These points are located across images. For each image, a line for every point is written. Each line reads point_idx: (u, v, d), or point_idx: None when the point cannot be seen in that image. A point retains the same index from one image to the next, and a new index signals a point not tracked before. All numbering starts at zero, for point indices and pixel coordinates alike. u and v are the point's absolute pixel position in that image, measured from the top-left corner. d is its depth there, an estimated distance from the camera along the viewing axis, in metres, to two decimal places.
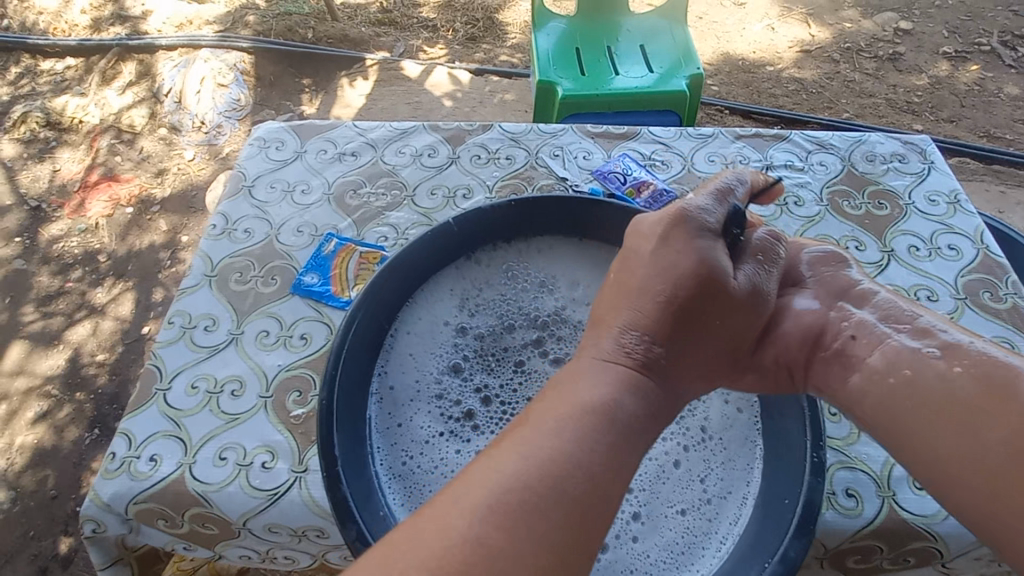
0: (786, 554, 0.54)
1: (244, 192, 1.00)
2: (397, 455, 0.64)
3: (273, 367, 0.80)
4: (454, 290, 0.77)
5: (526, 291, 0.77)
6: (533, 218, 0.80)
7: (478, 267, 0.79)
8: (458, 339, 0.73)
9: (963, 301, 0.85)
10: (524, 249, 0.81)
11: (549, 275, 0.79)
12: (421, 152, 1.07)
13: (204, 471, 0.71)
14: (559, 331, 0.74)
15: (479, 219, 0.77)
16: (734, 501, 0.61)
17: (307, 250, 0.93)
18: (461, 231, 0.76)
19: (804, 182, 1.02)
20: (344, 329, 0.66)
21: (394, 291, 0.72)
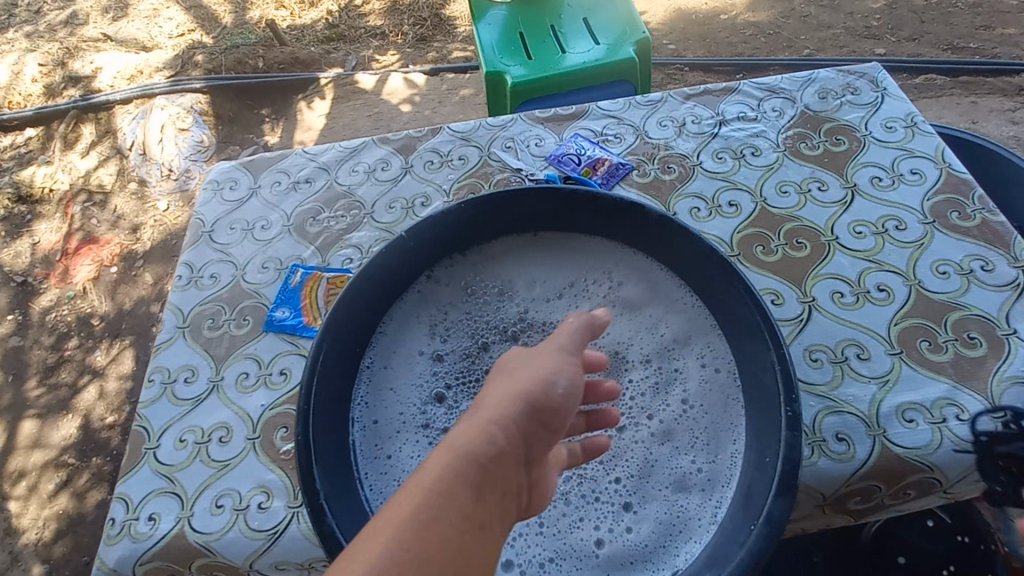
0: (771, 513, 0.53)
1: (204, 238, 1.00)
2: (391, 485, 0.64)
3: (257, 408, 0.80)
4: (422, 314, 0.77)
5: (492, 301, 0.78)
6: (484, 220, 0.79)
7: (443, 284, 0.79)
8: (435, 367, 0.73)
9: (931, 225, 0.84)
10: (480, 258, 0.81)
11: (508, 280, 0.79)
12: (374, 167, 1.06)
13: (203, 521, 0.71)
14: (530, 336, 0.74)
15: (431, 230, 0.77)
16: (723, 463, 0.61)
17: (275, 285, 0.92)
18: (416, 243, 0.76)
19: (759, 131, 1.00)
20: (310, 369, 0.66)
21: (354, 316, 0.71)
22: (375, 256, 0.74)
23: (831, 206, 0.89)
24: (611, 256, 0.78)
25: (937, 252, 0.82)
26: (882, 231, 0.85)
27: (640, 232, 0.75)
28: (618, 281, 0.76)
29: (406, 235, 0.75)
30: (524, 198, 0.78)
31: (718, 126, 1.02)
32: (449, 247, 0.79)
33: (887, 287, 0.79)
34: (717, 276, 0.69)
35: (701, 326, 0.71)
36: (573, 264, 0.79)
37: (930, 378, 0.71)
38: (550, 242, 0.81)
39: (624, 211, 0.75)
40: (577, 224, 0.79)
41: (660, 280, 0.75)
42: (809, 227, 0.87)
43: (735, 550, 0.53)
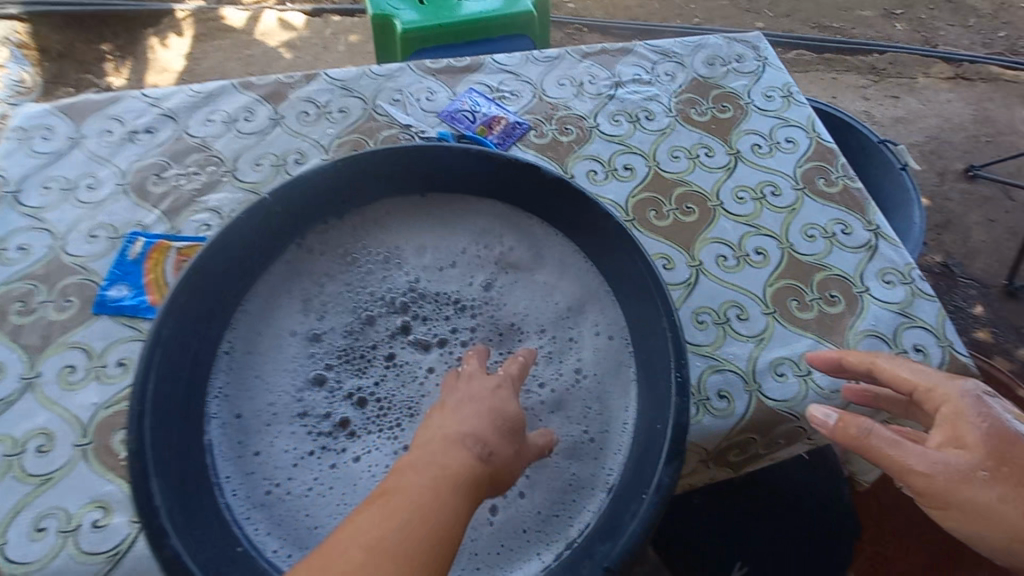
0: (660, 482, 0.52)
1: (8, 201, 0.80)
2: (256, 484, 0.57)
3: (89, 407, 0.66)
4: (294, 288, 0.68)
5: (377, 268, 0.70)
6: (362, 181, 0.69)
7: (316, 255, 0.69)
8: (312, 348, 0.65)
9: (802, 191, 0.90)
10: (359, 224, 0.72)
11: (393, 247, 0.72)
12: (236, 117, 0.91)
13: (19, 551, 0.58)
14: (420, 309, 0.68)
15: (301, 194, 0.66)
16: (618, 432, 0.61)
17: (107, 257, 0.76)
18: (282, 207, 0.65)
19: (653, 95, 1.00)
20: (143, 369, 0.53)
21: (203, 298, 0.60)
22: (227, 225, 0.62)
23: (717, 171, 0.91)
24: (504, 222, 0.73)
25: (806, 216, 0.87)
26: (760, 196, 0.88)
27: (534, 196, 0.71)
28: (516, 247, 0.72)
29: (270, 199, 0.64)
30: (411, 157, 0.69)
31: (614, 87, 1.00)
32: (322, 212, 0.70)
33: (764, 250, 0.83)
34: (613, 243, 0.67)
35: (598, 289, 0.69)
36: (465, 230, 0.73)
37: (799, 335, 0.76)
38: (441, 207, 0.74)
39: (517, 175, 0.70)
40: (468, 186, 0.73)
41: (555, 246, 0.72)
42: (697, 192, 0.88)
43: (628, 519, 0.52)
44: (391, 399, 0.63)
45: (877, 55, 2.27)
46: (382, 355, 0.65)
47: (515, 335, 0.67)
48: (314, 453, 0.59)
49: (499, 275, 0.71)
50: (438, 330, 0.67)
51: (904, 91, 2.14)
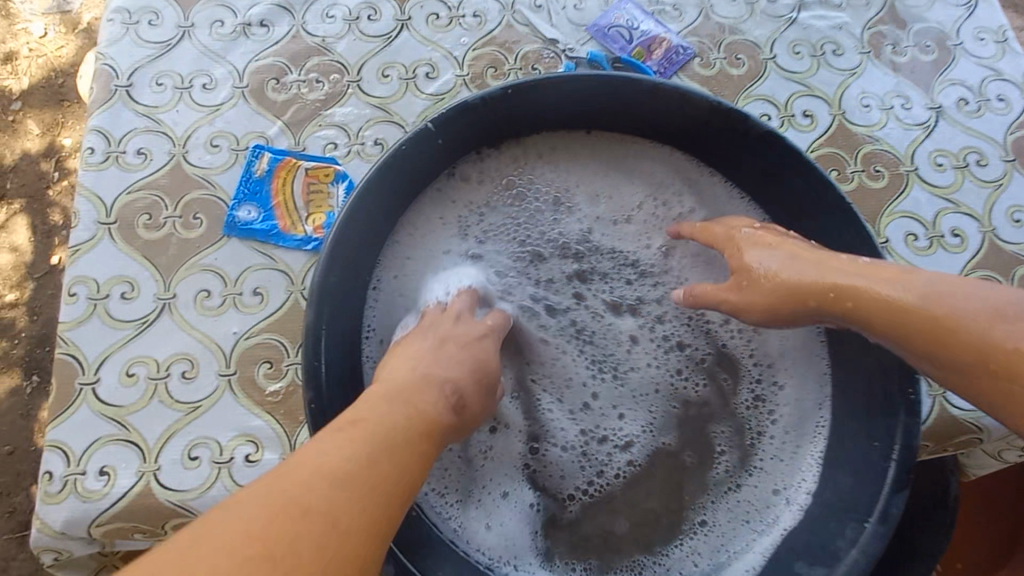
0: (887, 511, 0.46)
1: (121, 96, 0.72)
2: None
3: (229, 337, 0.63)
4: (448, 215, 0.61)
5: (531, 213, 0.63)
6: (528, 112, 0.57)
7: (464, 195, 0.61)
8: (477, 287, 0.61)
9: (1013, 164, 0.76)
10: (520, 155, 0.62)
11: (562, 187, 0.63)
12: (358, 14, 0.78)
13: (175, 476, 0.58)
14: (596, 263, 0.62)
15: (460, 125, 0.55)
16: (804, 444, 0.56)
17: (232, 172, 0.69)
18: (443, 137, 0.54)
19: (842, 23, 0.82)
20: (309, 336, 0.48)
21: (365, 235, 0.53)
22: (377, 162, 0.51)
23: (914, 128, 0.77)
24: (678, 174, 0.63)
25: (1015, 196, 0.74)
26: (962, 166, 0.75)
27: (733, 151, 0.58)
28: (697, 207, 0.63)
29: (432, 126, 0.53)
30: (594, 89, 0.55)
31: (798, 9, 0.82)
32: (480, 140, 0.59)
33: (962, 233, 0.72)
34: (831, 225, 0.53)
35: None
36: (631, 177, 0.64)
37: None
38: (613, 147, 0.62)
39: (724, 125, 0.55)
40: (651, 128, 0.59)
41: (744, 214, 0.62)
42: (888, 153, 0.75)
43: (842, 546, 0.47)
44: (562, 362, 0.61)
45: None
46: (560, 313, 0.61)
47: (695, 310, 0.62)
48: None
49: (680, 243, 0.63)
50: (622, 293, 0.62)
51: None
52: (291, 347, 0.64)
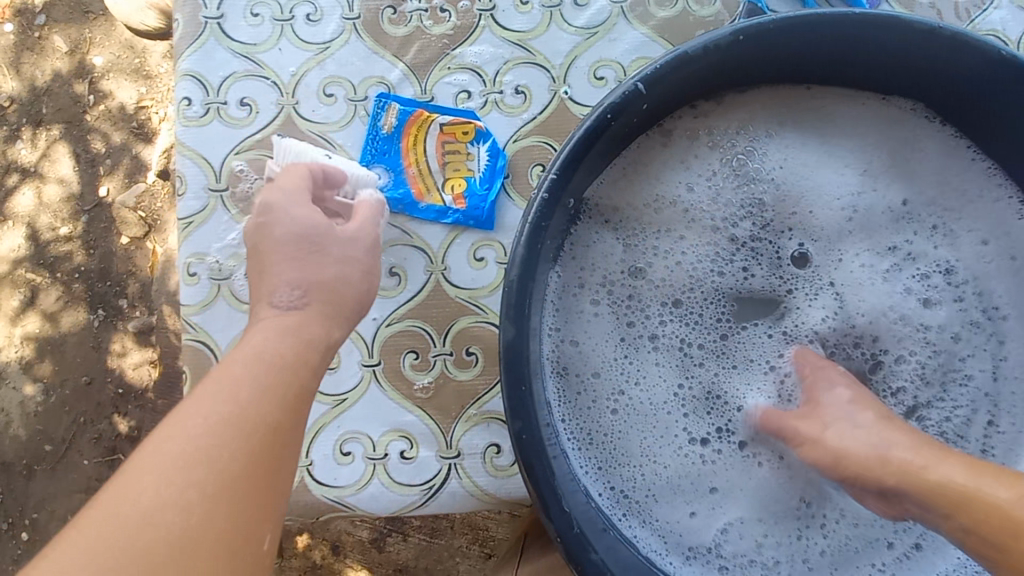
0: None
1: (213, 31, 0.60)
2: (598, 440, 0.48)
3: (369, 323, 0.57)
4: (635, 198, 0.51)
5: (716, 184, 0.52)
6: (745, 61, 0.45)
7: (642, 173, 0.51)
8: (665, 273, 0.51)
9: None
10: (726, 119, 0.51)
11: (772, 169, 0.52)
12: None
13: (329, 472, 0.55)
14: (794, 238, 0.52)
15: (668, 85, 0.44)
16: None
17: (353, 127, 0.59)
18: (651, 96, 0.43)
19: None
20: (510, 359, 0.40)
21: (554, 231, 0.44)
22: (581, 126, 0.42)
23: None
24: (887, 148, 0.52)
25: None
26: None
27: (982, 113, 0.47)
28: (971, 242, 0.52)
29: (641, 85, 0.42)
30: (836, 34, 0.43)
31: None
32: (682, 99, 0.48)
33: None
34: None
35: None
36: (844, 149, 0.52)
37: None
38: (816, 111, 0.52)
39: (1002, 82, 0.43)
40: (880, 75, 0.48)
41: (965, 181, 0.51)
42: None
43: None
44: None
45: None
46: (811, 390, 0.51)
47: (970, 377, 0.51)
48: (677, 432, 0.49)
49: (925, 232, 0.52)
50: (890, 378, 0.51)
51: None
52: (438, 335, 0.57)
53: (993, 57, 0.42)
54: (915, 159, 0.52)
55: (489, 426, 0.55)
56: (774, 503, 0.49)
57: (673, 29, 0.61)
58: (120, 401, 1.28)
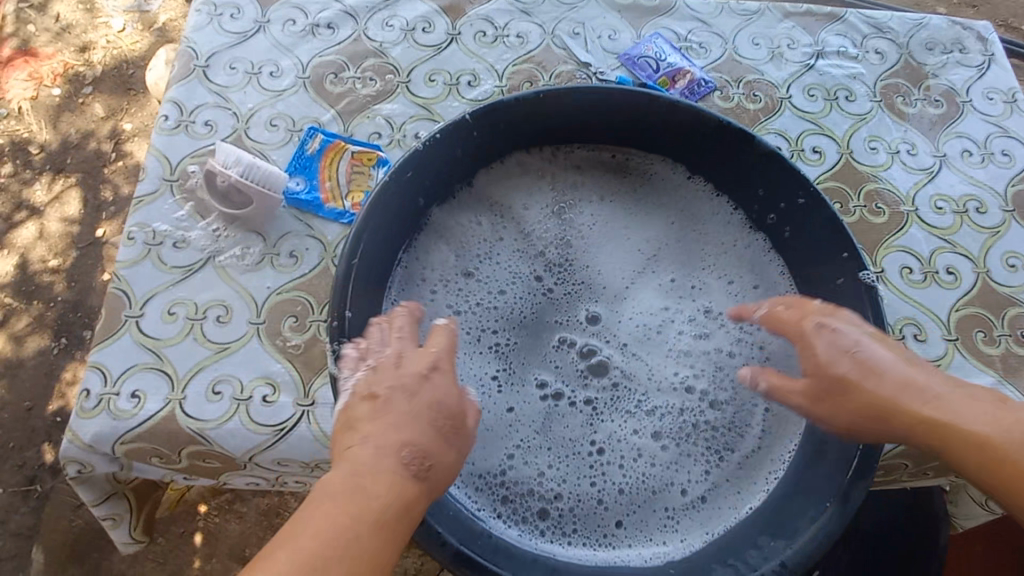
0: (850, 494, 0.50)
1: (198, 75, 0.81)
2: None
3: (262, 290, 0.70)
4: (479, 218, 0.68)
5: (541, 218, 0.69)
6: (552, 121, 0.65)
7: (486, 205, 0.68)
8: (493, 268, 0.67)
9: (1011, 213, 0.80)
10: (547, 168, 0.70)
11: (575, 205, 0.70)
12: (414, 26, 0.87)
13: (197, 407, 0.63)
14: (594, 261, 0.68)
15: (495, 125, 0.63)
16: (776, 412, 0.61)
17: (286, 149, 0.77)
18: (480, 128, 0.62)
19: (856, 73, 0.88)
20: (340, 286, 0.53)
21: (399, 212, 0.60)
22: (421, 142, 0.60)
23: (918, 172, 0.82)
24: (671, 198, 0.70)
25: (1011, 244, 0.78)
26: (961, 211, 0.80)
27: (724, 165, 0.65)
28: (718, 272, 0.68)
29: (471, 120, 0.61)
30: (612, 99, 0.63)
31: (815, 57, 0.88)
32: (512, 142, 0.66)
33: (955, 271, 0.76)
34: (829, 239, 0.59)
35: (783, 315, 0.64)
36: (641, 200, 0.70)
37: (980, 370, 0.70)
38: (620, 166, 0.70)
39: (730, 144, 0.63)
40: (654, 143, 0.67)
41: (717, 226, 0.69)
42: (891, 192, 0.80)
43: (805, 524, 0.51)
44: (612, 423, 0.61)
45: None
46: (605, 372, 0.63)
47: (730, 376, 0.64)
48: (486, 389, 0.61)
49: (688, 261, 0.69)
50: (669, 372, 0.64)
51: None
52: (317, 305, 0.69)
53: (720, 125, 0.62)
54: (698, 204, 0.69)
55: None
56: (576, 459, 0.59)
57: None
58: (54, 428, 1.39)
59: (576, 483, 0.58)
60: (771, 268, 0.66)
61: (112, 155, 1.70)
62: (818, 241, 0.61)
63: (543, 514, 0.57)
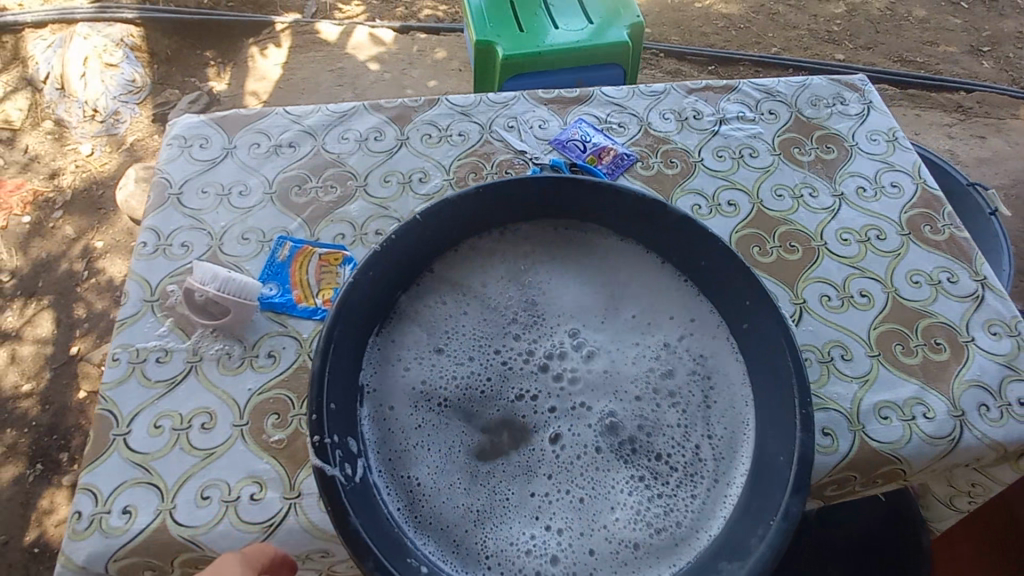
0: (788, 511, 0.56)
1: (173, 201, 0.89)
2: (394, 452, 0.63)
3: (244, 392, 0.74)
4: (439, 295, 0.73)
5: (497, 283, 0.75)
6: (495, 208, 0.75)
7: (448, 286, 0.74)
8: (455, 333, 0.71)
9: (907, 237, 0.91)
10: (501, 241, 0.77)
11: (532, 271, 0.76)
12: (367, 136, 0.97)
13: (188, 514, 0.66)
14: (546, 311, 0.73)
15: (445, 218, 0.72)
16: (738, 434, 0.65)
17: (259, 259, 0.85)
18: (429, 222, 0.71)
19: (756, 133, 1.01)
20: (317, 379, 0.59)
21: (368, 302, 0.67)
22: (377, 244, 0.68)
23: (821, 211, 0.93)
24: (608, 257, 0.77)
25: (911, 264, 0.88)
26: (864, 240, 0.90)
27: (649, 226, 0.74)
28: (666, 312, 0.73)
29: (421, 218, 0.70)
30: (539, 187, 0.74)
31: (719, 124, 1.02)
32: (463, 230, 0.75)
33: (868, 293, 0.85)
34: (738, 283, 0.69)
35: (722, 347, 0.70)
36: (573, 258, 0.77)
37: (903, 379, 0.78)
38: (563, 234, 0.78)
39: (649, 207, 0.73)
40: (587, 215, 0.77)
41: (654, 277, 0.75)
42: (801, 232, 0.91)
43: (755, 544, 0.56)
44: (580, 445, 0.64)
45: (963, 94, 2.28)
46: (568, 411, 0.66)
47: (688, 403, 0.67)
48: (456, 450, 0.64)
49: (640, 306, 0.74)
50: (627, 401, 0.67)
51: (991, 132, 2.16)
52: (298, 400, 0.74)
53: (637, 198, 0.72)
54: (637, 262, 0.76)
55: None
56: (539, 510, 0.61)
57: None
58: (32, 561, 1.40)
59: (541, 532, 0.60)
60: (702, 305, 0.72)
61: (87, 273, 1.80)
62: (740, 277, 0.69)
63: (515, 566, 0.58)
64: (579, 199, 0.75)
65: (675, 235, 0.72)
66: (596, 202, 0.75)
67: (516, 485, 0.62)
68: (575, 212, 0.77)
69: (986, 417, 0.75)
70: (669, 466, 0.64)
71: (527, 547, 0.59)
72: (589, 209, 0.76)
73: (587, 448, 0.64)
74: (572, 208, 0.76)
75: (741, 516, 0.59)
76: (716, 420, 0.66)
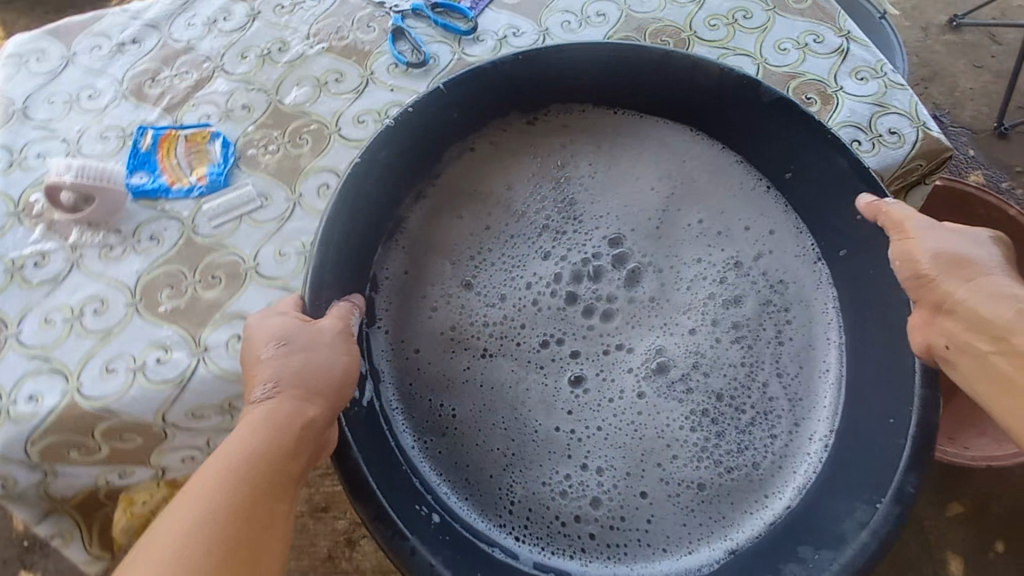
0: (875, 525, 0.57)
1: (20, 117, 0.84)
2: (426, 406, 0.68)
3: (132, 274, 0.73)
4: (457, 220, 0.75)
5: (531, 199, 0.76)
6: (524, 85, 0.74)
7: (467, 195, 0.76)
8: (508, 293, 0.72)
9: (773, 11, 0.91)
10: (536, 129, 0.79)
11: (565, 173, 0.77)
12: (216, 17, 0.92)
13: (96, 387, 0.67)
14: (599, 253, 0.73)
15: (466, 94, 0.71)
16: (825, 372, 0.70)
17: (123, 153, 0.81)
18: (452, 93, 0.69)
19: None
20: (314, 260, 0.60)
21: (376, 199, 0.68)
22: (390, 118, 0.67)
23: (687, 3, 0.93)
24: (668, 151, 0.77)
25: (778, 35, 0.89)
26: (732, 21, 0.91)
27: (717, 113, 0.73)
28: (735, 228, 0.75)
29: (444, 88, 0.69)
30: (581, 64, 0.72)
31: None
32: (485, 117, 0.76)
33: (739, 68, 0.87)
34: (802, 140, 0.68)
35: (801, 263, 0.73)
36: (622, 148, 0.78)
37: None
38: (614, 120, 0.78)
39: (708, 92, 0.71)
40: (631, 91, 0.75)
41: (723, 172, 0.76)
42: (671, 26, 0.91)
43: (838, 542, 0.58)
44: (632, 400, 0.68)
45: None
46: (638, 364, 0.69)
47: (748, 328, 0.71)
48: (498, 410, 0.67)
49: (713, 229, 0.75)
50: (689, 341, 0.70)
51: None
52: (190, 271, 0.73)
53: (723, 75, 0.69)
54: (711, 159, 0.76)
55: (231, 323, 0.70)
56: (580, 467, 0.66)
57: (348, 52, 0.89)
58: None
59: (594, 502, 0.65)
60: (772, 206, 0.75)
61: None
62: (805, 138, 0.68)
63: (550, 523, 0.64)
64: (610, 78, 0.73)
65: (744, 113, 0.71)
66: (621, 74, 0.73)
67: (562, 444, 0.67)
68: (626, 88, 0.75)
69: (856, 152, 0.78)
70: (731, 407, 0.68)
71: (562, 505, 0.65)
72: (648, 87, 0.73)
73: (648, 406, 0.68)
74: (620, 85, 0.75)
75: (832, 513, 0.61)
76: (796, 350, 0.71)
